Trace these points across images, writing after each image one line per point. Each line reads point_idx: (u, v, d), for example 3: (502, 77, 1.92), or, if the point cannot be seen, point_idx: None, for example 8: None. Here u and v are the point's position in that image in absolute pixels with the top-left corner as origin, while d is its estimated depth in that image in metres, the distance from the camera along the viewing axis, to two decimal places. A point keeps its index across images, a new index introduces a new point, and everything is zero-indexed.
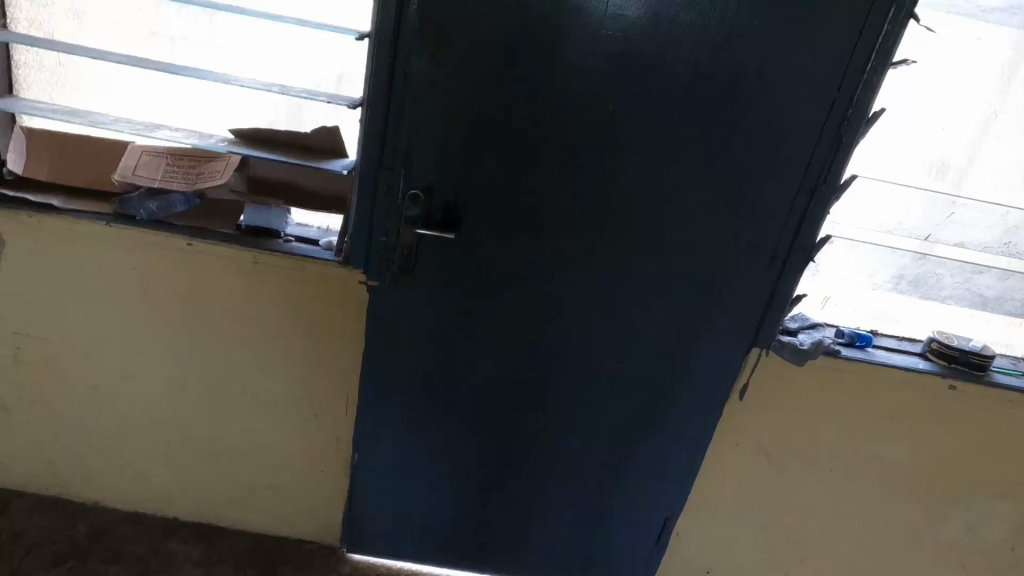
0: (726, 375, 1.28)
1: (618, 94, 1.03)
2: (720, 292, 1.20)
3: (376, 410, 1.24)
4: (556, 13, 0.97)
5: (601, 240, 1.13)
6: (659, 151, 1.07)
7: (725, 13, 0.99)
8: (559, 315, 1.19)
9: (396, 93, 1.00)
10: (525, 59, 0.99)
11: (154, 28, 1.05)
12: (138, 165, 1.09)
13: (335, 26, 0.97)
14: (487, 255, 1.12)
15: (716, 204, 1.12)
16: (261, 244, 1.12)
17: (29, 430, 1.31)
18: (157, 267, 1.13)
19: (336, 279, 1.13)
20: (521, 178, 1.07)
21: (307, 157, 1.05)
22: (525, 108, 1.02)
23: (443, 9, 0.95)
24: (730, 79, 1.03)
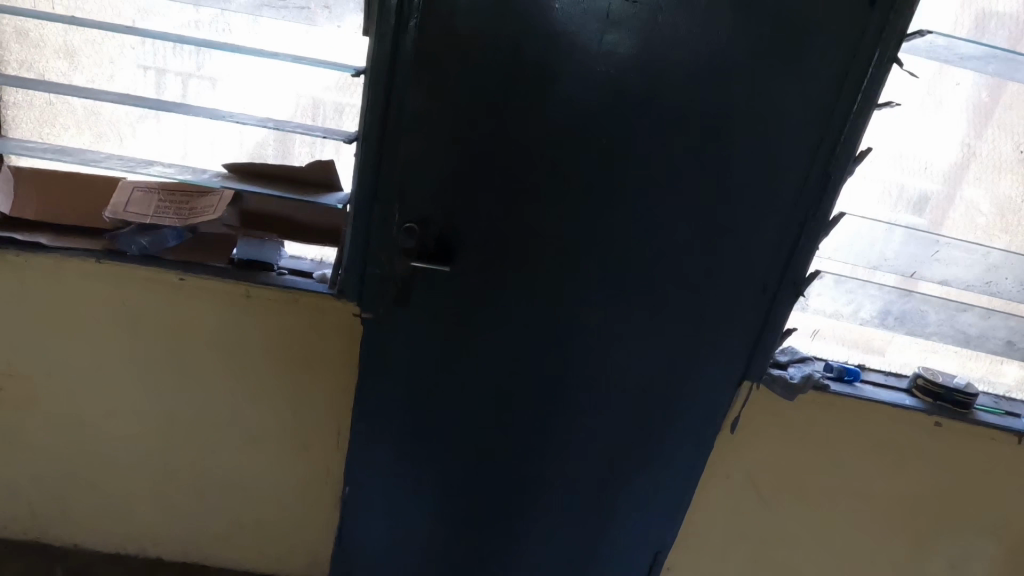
0: (719, 410, 1.28)
1: (612, 131, 1.05)
2: (712, 326, 1.21)
3: (367, 446, 1.22)
4: (550, 51, 0.99)
5: (595, 274, 1.14)
6: (651, 186, 1.09)
7: (716, 53, 1.02)
8: (553, 349, 1.18)
9: (392, 127, 1.02)
10: (519, 96, 1.01)
11: (148, 67, 1.06)
12: (130, 201, 1.08)
13: (329, 63, 0.99)
14: (482, 289, 1.12)
15: (708, 239, 1.14)
16: (254, 277, 1.10)
17: (7, 472, 1.27)
18: (147, 301, 1.12)
19: (330, 312, 1.13)
20: (516, 212, 1.08)
21: (301, 191, 1.06)
22: (519, 143, 1.04)
23: (440, 46, 0.97)
24: (720, 117, 1.06)
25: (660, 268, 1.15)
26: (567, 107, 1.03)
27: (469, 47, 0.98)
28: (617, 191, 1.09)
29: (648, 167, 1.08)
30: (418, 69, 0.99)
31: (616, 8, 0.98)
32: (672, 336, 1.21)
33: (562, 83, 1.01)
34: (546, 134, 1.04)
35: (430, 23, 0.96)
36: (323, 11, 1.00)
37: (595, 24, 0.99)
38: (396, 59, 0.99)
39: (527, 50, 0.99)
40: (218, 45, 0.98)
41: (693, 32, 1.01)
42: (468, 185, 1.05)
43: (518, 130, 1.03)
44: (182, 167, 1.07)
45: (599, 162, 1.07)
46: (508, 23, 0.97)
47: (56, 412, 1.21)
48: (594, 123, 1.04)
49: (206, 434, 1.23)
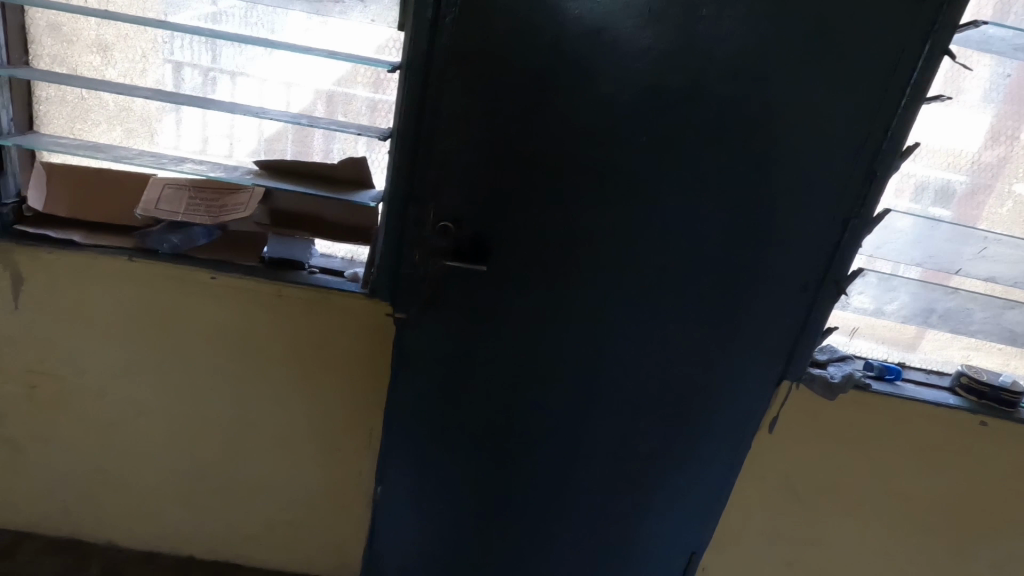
0: (756, 411, 1.25)
1: (651, 127, 1.02)
2: (750, 326, 1.18)
3: (398, 446, 1.21)
4: (589, 46, 0.96)
5: (631, 273, 1.11)
6: (690, 183, 1.06)
7: (760, 46, 0.98)
8: (588, 349, 1.16)
9: (427, 126, 1.00)
10: (557, 93, 0.98)
11: (181, 63, 1.05)
12: (160, 199, 1.06)
13: (366, 58, 0.97)
14: (517, 288, 1.10)
15: (748, 237, 1.11)
16: (285, 276, 1.09)
17: (41, 469, 1.27)
18: (178, 301, 1.11)
19: (362, 312, 1.11)
20: (552, 211, 1.05)
21: (333, 189, 1.04)
22: (557, 140, 1.01)
23: (476, 43, 0.95)
24: (764, 112, 1.02)
25: (698, 268, 1.12)
26: (606, 103, 1.00)
27: (506, 44, 0.95)
28: (655, 188, 1.06)
29: (687, 164, 1.05)
30: (454, 66, 0.96)
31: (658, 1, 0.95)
32: (709, 337, 1.18)
33: (601, 79, 0.98)
34: (584, 131, 1.01)
35: (467, 19, 0.93)
36: (358, 5, 0.98)
37: (636, 17, 0.95)
38: (431, 55, 0.96)
39: (565, 45, 0.96)
40: (254, 40, 0.96)
41: (738, 24, 0.97)
42: (504, 184, 1.03)
43: (555, 128, 1.00)
44: (214, 164, 1.06)
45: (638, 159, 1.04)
46: (546, 18, 0.94)
47: (89, 412, 1.22)
48: (634, 120, 1.01)
49: (238, 433, 1.22)
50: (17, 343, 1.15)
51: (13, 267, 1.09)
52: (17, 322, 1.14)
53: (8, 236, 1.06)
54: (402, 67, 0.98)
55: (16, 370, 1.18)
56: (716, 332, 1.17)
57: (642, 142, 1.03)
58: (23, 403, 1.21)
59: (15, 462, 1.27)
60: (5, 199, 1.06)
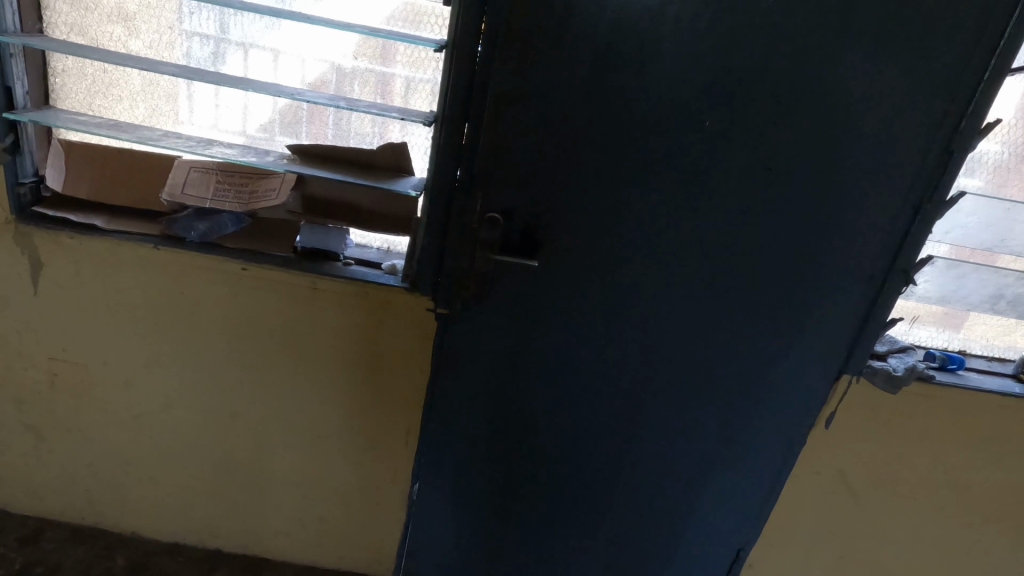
0: (810, 405, 1.18)
1: (713, 109, 0.93)
2: (810, 319, 1.10)
3: (437, 438, 1.16)
4: (655, 18, 0.87)
5: (684, 263, 1.04)
6: (753, 169, 0.97)
7: (838, 19, 0.88)
8: (636, 342, 1.09)
9: (474, 107, 0.92)
10: (617, 71, 0.90)
11: (209, 35, 0.96)
12: (187, 183, 0.99)
13: (411, 36, 0.89)
14: (568, 281, 1.03)
15: (812, 226, 1.02)
16: (319, 267, 1.02)
17: (66, 458, 1.24)
18: (205, 292, 1.04)
19: (402, 306, 1.04)
20: (606, 199, 0.98)
21: (372, 176, 0.97)
22: (612, 123, 0.93)
23: (530, 17, 0.86)
24: (838, 91, 0.92)
25: (757, 258, 1.04)
26: (668, 82, 0.91)
27: (562, 16, 0.86)
28: (717, 174, 0.97)
29: (754, 148, 0.96)
30: (503, 43, 0.87)
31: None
32: (767, 330, 1.10)
33: (665, 55, 0.89)
34: (644, 114, 0.92)
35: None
36: None
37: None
38: (479, 31, 0.88)
39: (628, 17, 0.86)
40: (287, 14, 0.88)
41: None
42: (556, 171, 0.95)
43: (613, 110, 0.92)
44: (241, 149, 0.98)
45: (701, 143, 0.95)
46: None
47: (113, 402, 1.17)
48: (699, 99, 0.92)
49: (270, 425, 1.18)
50: (39, 331, 1.11)
51: (32, 253, 1.03)
52: (38, 310, 1.08)
53: (25, 218, 1.00)
54: (446, 45, 0.90)
55: (38, 360, 1.13)
56: (773, 325, 1.10)
57: (705, 124, 0.94)
58: (46, 393, 1.16)
59: (39, 451, 1.23)
60: (23, 179, 0.99)
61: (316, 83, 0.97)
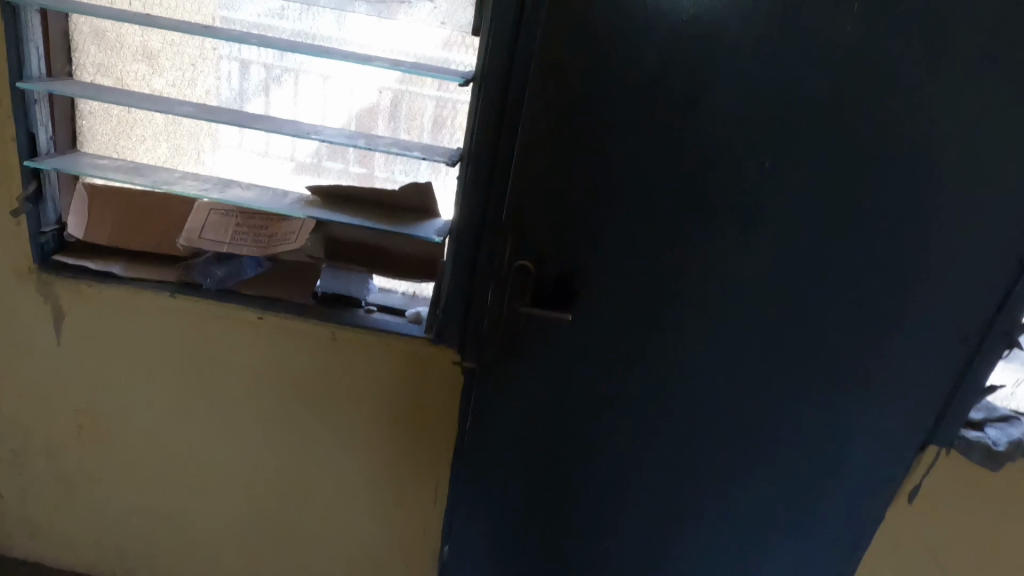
0: (893, 481, 1.03)
1: (777, 148, 0.82)
2: (893, 384, 0.96)
3: (468, 503, 1.06)
4: (712, 40, 0.77)
5: (743, 318, 0.92)
6: (824, 215, 0.85)
7: (928, 48, 0.76)
8: (688, 403, 0.98)
9: (505, 144, 0.83)
10: (665, 103, 0.80)
11: (233, 68, 0.89)
12: (205, 226, 0.93)
13: (431, 70, 0.79)
14: (608, 334, 0.93)
15: (894, 279, 0.89)
16: (340, 315, 0.95)
17: (90, 514, 1.18)
18: (223, 344, 0.97)
19: (426, 359, 0.95)
20: (651, 246, 0.87)
21: (394, 218, 0.89)
22: (657, 162, 0.83)
23: (567, 43, 0.77)
24: (927, 128, 0.80)
25: (829, 314, 0.92)
26: (726, 113, 0.80)
27: (606, 41, 0.77)
28: (781, 216, 0.86)
29: (825, 187, 0.84)
30: (537, 75, 0.79)
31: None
32: (841, 392, 0.97)
33: (724, 82, 0.79)
34: (697, 149, 0.82)
35: (557, 15, 0.76)
36: (428, 6, 0.81)
37: (774, 4, 0.75)
38: (511, 61, 0.80)
39: (681, 41, 0.77)
40: (305, 49, 0.80)
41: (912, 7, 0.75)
42: (595, 213, 0.85)
43: (661, 145, 0.82)
44: (257, 192, 0.91)
45: (763, 181, 0.84)
46: (659, 9, 0.75)
47: (133, 458, 1.11)
48: (761, 132, 0.81)
49: (294, 482, 1.10)
50: (58, 385, 1.05)
51: (54, 303, 0.98)
52: (58, 361, 1.03)
53: (48, 266, 0.95)
54: (478, 78, 0.81)
55: (63, 411, 1.07)
56: (847, 387, 0.96)
57: (767, 160, 0.83)
58: (71, 447, 1.10)
59: (63, 505, 1.18)
60: (45, 225, 0.95)
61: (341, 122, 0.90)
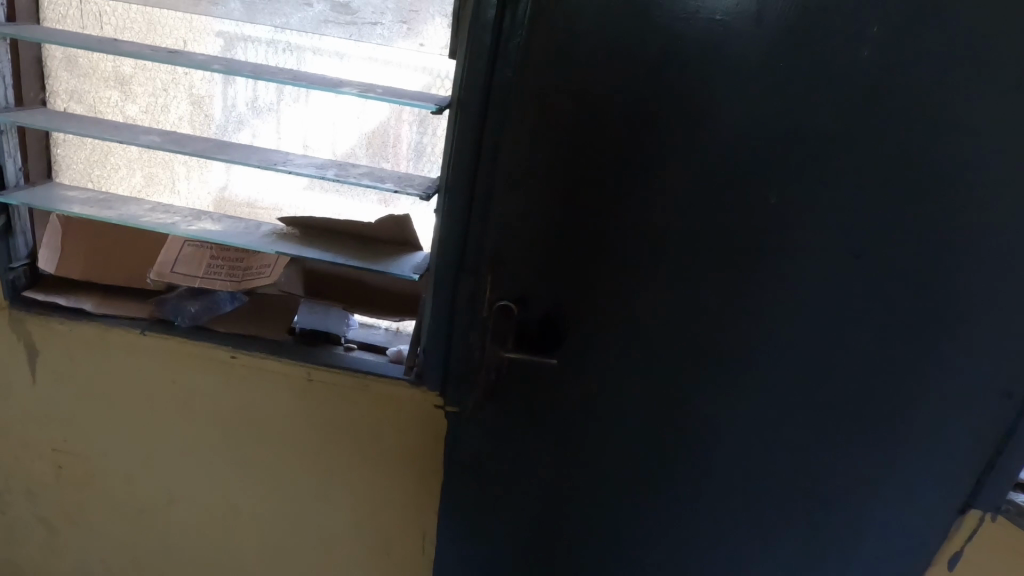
0: (923, 547, 0.93)
1: (785, 183, 0.74)
2: (923, 443, 0.86)
3: (457, 554, 1.00)
4: (709, 64, 0.69)
5: (750, 366, 0.84)
6: (839, 256, 0.77)
7: (957, 74, 0.68)
8: (691, 453, 0.91)
9: (484, 181, 0.76)
10: (656, 133, 0.73)
11: (204, 94, 0.87)
12: (178, 259, 0.89)
13: (402, 99, 0.72)
14: (598, 379, 0.85)
15: (920, 327, 0.80)
16: (316, 355, 0.90)
17: (68, 558, 1.13)
18: (195, 384, 0.92)
19: (406, 403, 0.89)
20: (643, 286, 0.80)
21: (369, 253, 0.84)
22: (649, 197, 0.76)
23: (547, 70, 0.70)
24: (956, 161, 0.71)
25: (846, 363, 0.83)
26: (726, 143, 0.73)
27: (590, 67, 0.70)
28: (790, 256, 0.77)
29: (839, 225, 0.76)
30: (515, 103, 0.72)
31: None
32: (862, 447, 0.88)
33: (722, 109, 0.71)
34: (693, 183, 0.75)
35: (535, 39, 0.69)
36: (399, 27, 0.75)
37: (778, 24, 0.67)
38: (488, 92, 0.73)
39: (674, 66, 0.70)
40: (272, 77, 0.75)
41: (938, 26, 0.66)
42: (583, 252, 0.78)
43: (653, 178, 0.75)
44: (228, 226, 0.86)
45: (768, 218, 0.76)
46: (649, 31, 0.68)
47: (112, 500, 1.06)
48: (766, 165, 0.73)
49: (276, 529, 1.04)
50: (36, 422, 1.01)
51: (26, 339, 0.94)
52: (35, 397, 0.99)
53: (19, 304, 0.92)
54: (454, 108, 0.74)
55: (41, 450, 1.03)
56: (870, 442, 0.87)
57: (773, 196, 0.75)
58: (51, 487, 1.06)
59: (41, 549, 1.13)
60: (15, 261, 0.91)
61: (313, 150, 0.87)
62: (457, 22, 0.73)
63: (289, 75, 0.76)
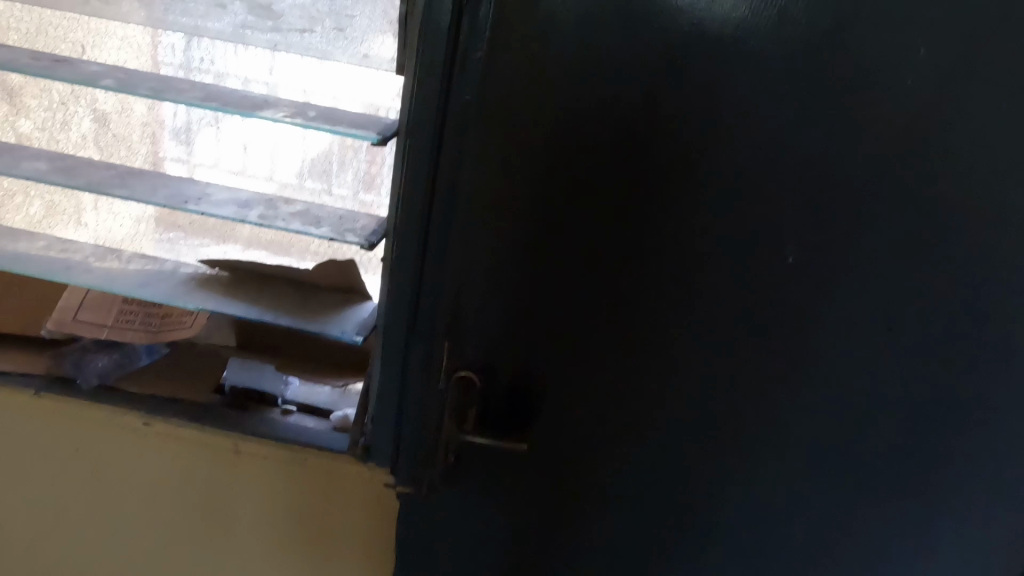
0: None
1: (808, 236, 0.61)
2: (954, 532, 0.74)
3: None
4: (720, 89, 0.56)
5: (760, 447, 0.71)
6: (866, 322, 0.64)
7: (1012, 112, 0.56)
8: (691, 547, 0.76)
9: (439, 225, 0.63)
10: (651, 171, 0.59)
11: (110, 109, 0.72)
12: (85, 304, 0.75)
13: (338, 129, 0.57)
14: (578, 458, 0.72)
15: (957, 403, 0.68)
16: (247, 420, 0.76)
17: None
18: (101, 455, 0.77)
19: (350, 481, 0.75)
20: (632, 353, 0.66)
21: (305, 307, 0.70)
22: (643, 248, 0.62)
23: (519, 92, 0.57)
24: (1005, 215, 0.60)
25: (872, 445, 0.70)
26: (735, 186, 0.59)
27: (570, 91, 0.56)
28: (808, 321, 0.64)
29: (868, 283, 0.63)
30: (476, 133, 0.59)
31: (849, 12, 0.53)
32: (886, 537, 0.75)
33: (734, 145, 0.58)
34: (695, 232, 0.61)
35: (501, 55, 0.55)
36: (336, 35, 0.58)
37: (808, 42, 0.55)
38: (443, 119, 0.59)
39: (675, 91, 0.56)
40: (176, 97, 0.59)
41: (998, 48, 0.54)
42: (559, 312, 0.65)
43: (645, 227, 0.61)
44: (137, 271, 0.71)
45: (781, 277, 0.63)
46: (645, 48, 0.55)
47: None
48: (784, 213, 0.60)
49: None
50: None
51: None
52: None
53: None
54: (403, 137, 0.60)
55: None
56: (895, 533, 0.74)
57: (791, 251, 0.62)
58: None
59: None
60: None
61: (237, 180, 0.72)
62: (404, 31, 0.58)
63: (195, 96, 0.59)
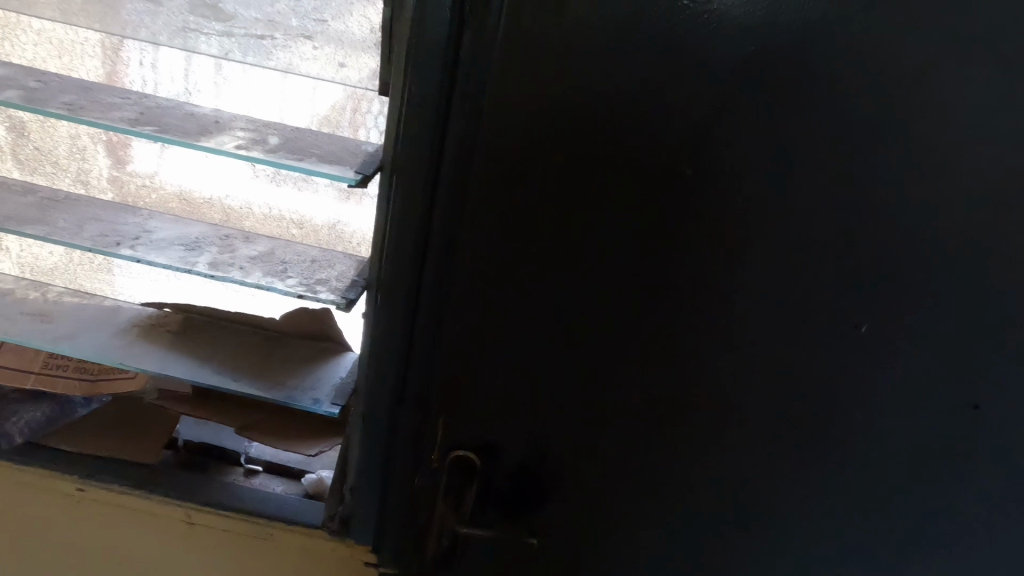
0: None
1: (880, 303, 0.50)
2: None
3: None
4: (786, 129, 0.45)
5: (804, 542, 0.60)
6: (944, 407, 0.53)
7: None
8: None
9: (432, 279, 0.52)
10: (698, 223, 0.47)
11: (25, 117, 0.57)
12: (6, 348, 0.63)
13: (309, 169, 0.45)
14: (592, 548, 0.61)
15: None
16: (202, 487, 0.65)
17: None
18: (27, 523, 0.65)
19: (322, 560, 0.64)
20: (663, 430, 0.55)
21: (271, 367, 0.58)
22: (684, 313, 0.51)
23: (539, 121, 0.45)
24: None
25: (937, 544, 0.59)
26: (797, 245, 0.48)
27: (600, 127, 0.45)
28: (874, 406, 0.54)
29: (948, 361, 0.52)
30: (480, 173, 0.47)
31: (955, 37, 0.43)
32: None
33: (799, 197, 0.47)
34: (746, 296, 0.50)
35: (513, 81, 0.43)
36: (302, 45, 0.46)
37: (904, 73, 0.43)
38: (439, 150, 0.48)
39: (731, 132, 0.45)
40: (95, 120, 0.45)
41: None
42: (575, 385, 0.54)
43: (685, 293, 0.50)
44: (66, 317, 0.59)
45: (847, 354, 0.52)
46: (697, 79, 0.43)
47: None
48: (852, 274, 0.49)
49: None
50: None
51: None
52: None
53: None
54: (387, 174, 0.49)
55: None
56: None
57: (863, 325, 0.51)
58: None
59: None
60: None
61: (185, 209, 0.59)
62: (388, 45, 0.46)
63: (125, 120, 0.45)
